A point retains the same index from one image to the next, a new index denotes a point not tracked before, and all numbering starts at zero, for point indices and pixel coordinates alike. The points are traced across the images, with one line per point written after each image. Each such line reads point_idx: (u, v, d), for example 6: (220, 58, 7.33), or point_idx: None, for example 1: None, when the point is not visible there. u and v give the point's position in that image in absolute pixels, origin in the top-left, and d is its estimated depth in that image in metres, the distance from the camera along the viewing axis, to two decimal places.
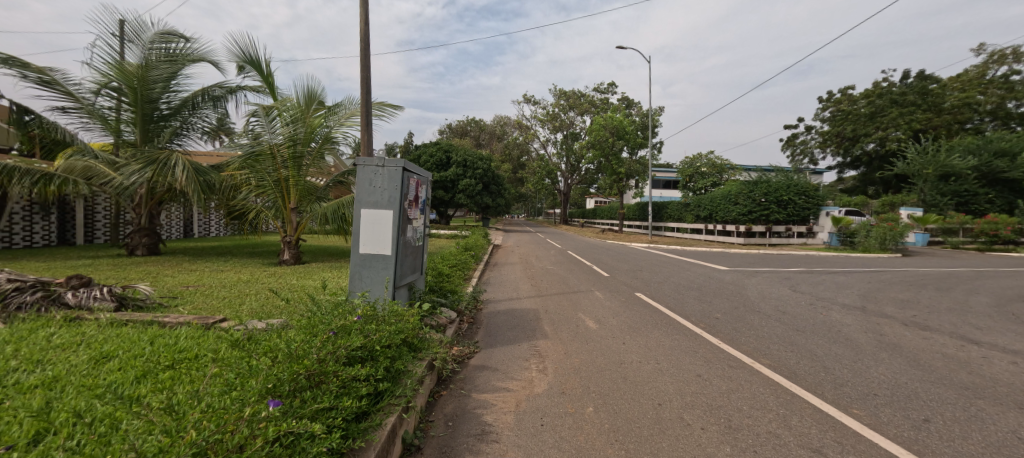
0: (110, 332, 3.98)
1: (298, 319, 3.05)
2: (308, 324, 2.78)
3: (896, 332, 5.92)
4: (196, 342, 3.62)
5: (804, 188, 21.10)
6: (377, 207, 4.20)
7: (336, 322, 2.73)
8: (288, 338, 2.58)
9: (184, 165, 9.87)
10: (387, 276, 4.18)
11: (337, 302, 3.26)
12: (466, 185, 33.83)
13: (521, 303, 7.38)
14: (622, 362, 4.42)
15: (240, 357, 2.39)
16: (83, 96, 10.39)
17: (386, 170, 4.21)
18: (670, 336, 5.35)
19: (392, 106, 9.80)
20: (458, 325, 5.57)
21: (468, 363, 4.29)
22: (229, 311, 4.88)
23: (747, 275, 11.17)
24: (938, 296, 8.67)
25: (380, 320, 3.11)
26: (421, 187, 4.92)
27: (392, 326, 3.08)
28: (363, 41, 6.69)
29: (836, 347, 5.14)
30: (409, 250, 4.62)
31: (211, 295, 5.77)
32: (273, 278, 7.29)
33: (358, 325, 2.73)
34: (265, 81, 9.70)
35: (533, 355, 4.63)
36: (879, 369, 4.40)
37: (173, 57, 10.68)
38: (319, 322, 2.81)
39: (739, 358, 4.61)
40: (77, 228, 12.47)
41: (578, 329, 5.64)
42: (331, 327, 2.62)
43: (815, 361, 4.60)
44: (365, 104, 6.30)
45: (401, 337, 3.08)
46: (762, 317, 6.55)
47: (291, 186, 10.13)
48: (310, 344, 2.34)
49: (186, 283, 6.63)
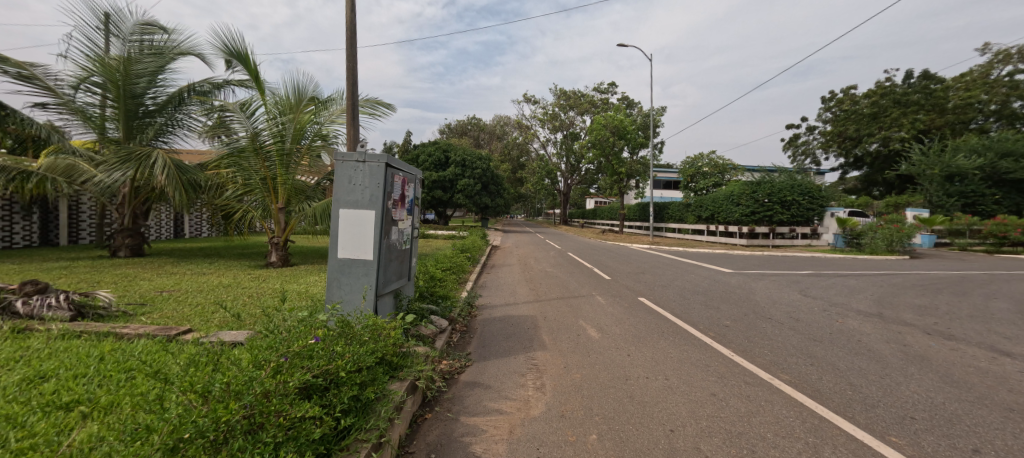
0: (57, 346, 3.55)
1: (255, 339, 2.63)
2: (257, 348, 2.34)
3: (920, 343, 5.51)
4: (150, 359, 3.20)
5: (808, 188, 20.63)
6: (357, 207, 3.79)
7: (290, 346, 2.29)
8: (232, 367, 2.16)
9: (165, 163, 9.47)
10: (367, 283, 3.79)
11: (300, 318, 2.84)
12: (464, 185, 33.38)
13: (518, 308, 6.98)
14: (628, 377, 4.03)
15: (166, 390, 1.95)
16: (64, 91, 9.95)
17: (368, 166, 3.80)
18: (679, 347, 4.95)
19: (385, 105, 9.45)
20: (450, 334, 5.17)
21: (458, 380, 3.89)
22: (198, 321, 4.46)
23: (754, 279, 10.78)
24: (955, 302, 8.27)
25: (348, 342, 2.70)
26: (408, 186, 4.50)
27: (364, 346, 2.67)
28: (350, 33, 6.31)
29: (859, 360, 4.73)
30: (394, 254, 4.21)
31: (184, 301, 5.36)
32: (256, 283, 6.89)
33: (316, 345, 2.31)
34: (252, 74, 9.26)
35: (530, 369, 4.22)
36: (910, 387, 4.00)
37: (158, 50, 10.38)
38: (272, 343, 2.38)
39: (757, 373, 4.20)
40: (61, 229, 12.10)
41: (578, 340, 5.23)
42: (282, 351, 2.18)
43: (839, 377, 4.20)
44: (351, 98, 5.89)
45: (374, 356, 2.68)
46: (774, 325, 6.15)
47: (279, 185, 9.69)
48: (251, 373, 1.92)
49: (161, 288, 6.21)
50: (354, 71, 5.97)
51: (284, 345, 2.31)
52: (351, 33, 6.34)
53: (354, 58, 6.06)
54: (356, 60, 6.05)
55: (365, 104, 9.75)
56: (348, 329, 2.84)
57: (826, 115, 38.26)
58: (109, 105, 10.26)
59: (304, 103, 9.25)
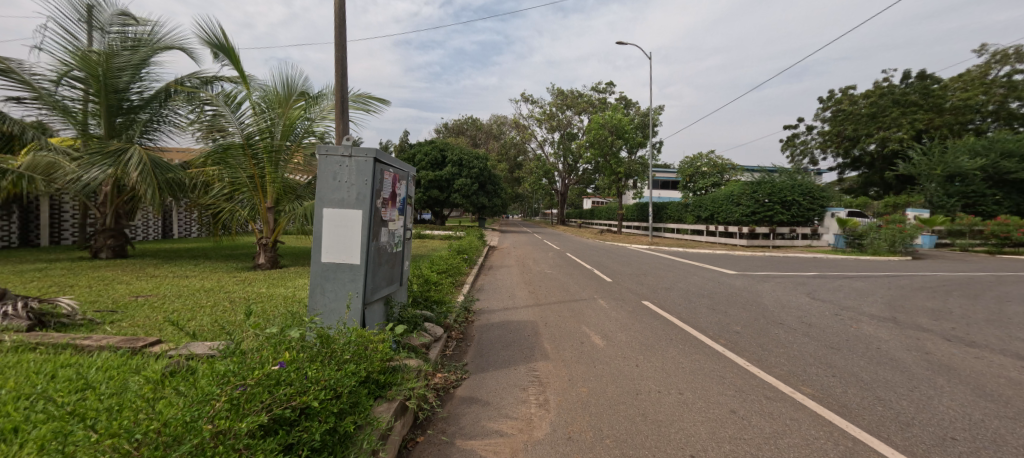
0: (5, 360, 3.18)
1: (213, 363, 2.27)
2: (217, 372, 1.99)
3: (942, 350, 5.22)
4: (105, 379, 2.84)
5: (809, 188, 20.29)
6: (343, 207, 3.45)
7: (252, 371, 1.94)
8: (174, 400, 1.80)
9: (141, 159, 9.07)
10: (353, 290, 3.45)
11: (270, 335, 2.48)
12: (461, 184, 33.01)
13: (517, 313, 6.63)
14: (638, 392, 3.70)
15: (85, 429, 1.58)
16: (43, 86, 9.47)
17: (354, 161, 3.45)
18: (690, 356, 4.63)
19: (378, 100, 9.12)
20: (445, 343, 4.85)
21: (453, 395, 3.55)
22: (169, 331, 4.10)
23: (759, 280, 10.49)
24: (969, 305, 8.00)
25: (324, 363, 2.34)
26: (400, 183, 4.15)
27: (343, 367, 2.31)
28: (338, 22, 5.94)
29: (883, 370, 4.42)
30: (384, 258, 3.85)
31: (159, 308, 4.98)
32: (240, 287, 6.53)
33: (283, 369, 1.96)
34: (237, 67, 8.93)
35: (532, 382, 3.89)
36: (944, 402, 3.70)
37: (138, 42, 9.99)
38: (229, 368, 2.02)
39: (776, 386, 3.88)
40: (42, 228, 11.69)
41: (583, 348, 4.89)
42: (242, 377, 1.83)
43: (865, 390, 3.89)
44: (339, 92, 5.55)
45: (356, 377, 2.33)
46: (787, 331, 5.84)
47: (267, 183, 9.28)
48: (189, 410, 1.55)
49: (137, 293, 5.83)
50: (342, 62, 5.61)
51: (246, 367, 1.98)
52: (339, 22, 5.99)
53: (343, 48, 5.70)
54: (344, 51, 5.69)
55: (357, 100, 9.41)
56: (326, 348, 2.50)
57: (824, 115, 38.10)
58: (92, 100, 9.80)
59: (294, 98, 9.08)
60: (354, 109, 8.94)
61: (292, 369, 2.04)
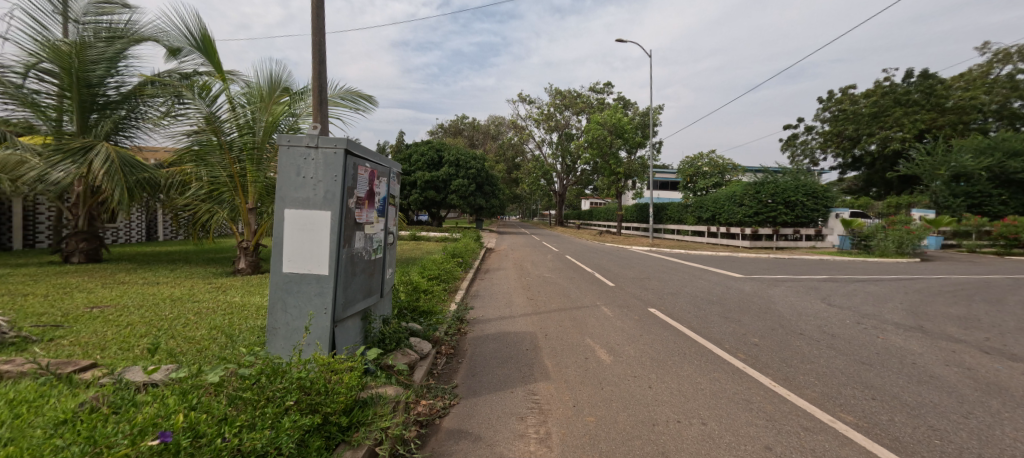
0: None
1: (101, 420, 1.70)
2: (83, 443, 1.44)
3: (983, 365, 4.72)
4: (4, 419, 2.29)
5: (812, 188, 19.84)
6: (307, 207, 2.93)
7: (125, 448, 1.37)
8: None
9: (109, 156, 8.57)
10: (320, 306, 2.91)
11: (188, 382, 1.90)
12: (458, 185, 32.48)
13: (515, 324, 6.08)
14: (654, 422, 3.18)
15: None
16: (9, 78, 8.84)
17: (321, 152, 2.93)
18: (708, 375, 4.12)
19: (367, 98, 8.63)
20: (433, 361, 4.33)
21: (439, 429, 3.00)
22: (114, 351, 3.54)
23: (769, 284, 10.00)
24: (995, 312, 7.48)
25: (252, 419, 1.77)
26: (379, 181, 3.61)
27: (278, 425, 1.74)
28: (316, 7, 5.44)
29: (927, 391, 3.91)
30: (359, 267, 3.31)
31: (112, 322, 4.43)
32: (213, 295, 5.99)
33: (170, 443, 1.44)
34: (214, 62, 8.44)
35: (532, 411, 3.35)
36: (1008, 432, 3.20)
37: (114, 34, 9.44)
38: (103, 435, 1.46)
39: (813, 414, 3.38)
40: (16, 231, 11.15)
41: (587, 366, 4.36)
42: None
43: (915, 418, 3.38)
44: (318, 81, 5.03)
45: (295, 438, 1.79)
46: (811, 344, 5.33)
47: (248, 183, 8.74)
48: None
49: (93, 304, 5.25)
50: (320, 48, 5.09)
51: (119, 433, 1.46)
52: (318, 8, 5.47)
53: (323, 34, 5.18)
54: (323, 36, 5.16)
55: (345, 96, 8.89)
56: (263, 395, 1.96)
57: (824, 115, 37.69)
58: (64, 95, 9.22)
59: (278, 93, 8.53)
60: (342, 106, 8.46)
61: (192, 444, 1.51)
